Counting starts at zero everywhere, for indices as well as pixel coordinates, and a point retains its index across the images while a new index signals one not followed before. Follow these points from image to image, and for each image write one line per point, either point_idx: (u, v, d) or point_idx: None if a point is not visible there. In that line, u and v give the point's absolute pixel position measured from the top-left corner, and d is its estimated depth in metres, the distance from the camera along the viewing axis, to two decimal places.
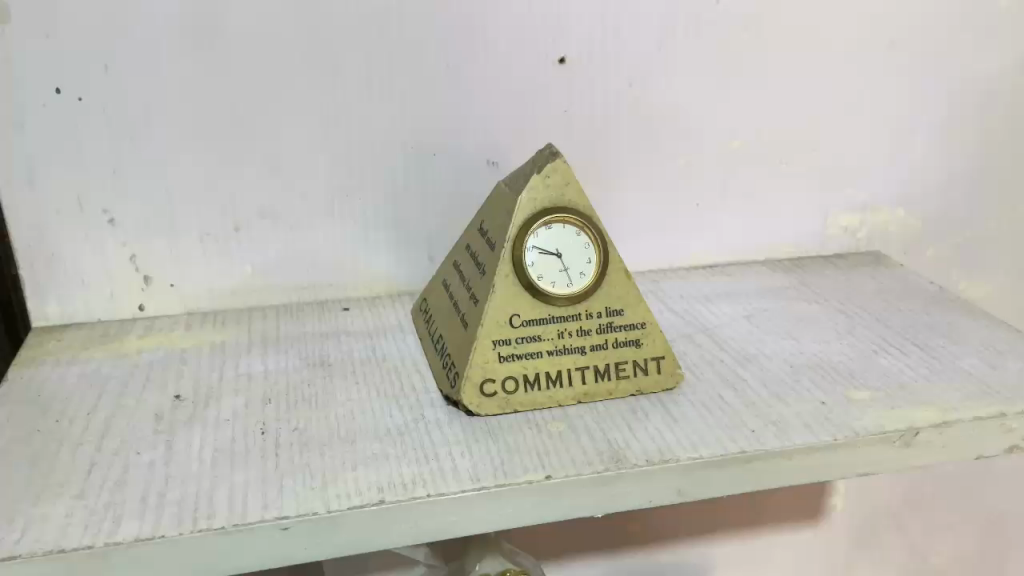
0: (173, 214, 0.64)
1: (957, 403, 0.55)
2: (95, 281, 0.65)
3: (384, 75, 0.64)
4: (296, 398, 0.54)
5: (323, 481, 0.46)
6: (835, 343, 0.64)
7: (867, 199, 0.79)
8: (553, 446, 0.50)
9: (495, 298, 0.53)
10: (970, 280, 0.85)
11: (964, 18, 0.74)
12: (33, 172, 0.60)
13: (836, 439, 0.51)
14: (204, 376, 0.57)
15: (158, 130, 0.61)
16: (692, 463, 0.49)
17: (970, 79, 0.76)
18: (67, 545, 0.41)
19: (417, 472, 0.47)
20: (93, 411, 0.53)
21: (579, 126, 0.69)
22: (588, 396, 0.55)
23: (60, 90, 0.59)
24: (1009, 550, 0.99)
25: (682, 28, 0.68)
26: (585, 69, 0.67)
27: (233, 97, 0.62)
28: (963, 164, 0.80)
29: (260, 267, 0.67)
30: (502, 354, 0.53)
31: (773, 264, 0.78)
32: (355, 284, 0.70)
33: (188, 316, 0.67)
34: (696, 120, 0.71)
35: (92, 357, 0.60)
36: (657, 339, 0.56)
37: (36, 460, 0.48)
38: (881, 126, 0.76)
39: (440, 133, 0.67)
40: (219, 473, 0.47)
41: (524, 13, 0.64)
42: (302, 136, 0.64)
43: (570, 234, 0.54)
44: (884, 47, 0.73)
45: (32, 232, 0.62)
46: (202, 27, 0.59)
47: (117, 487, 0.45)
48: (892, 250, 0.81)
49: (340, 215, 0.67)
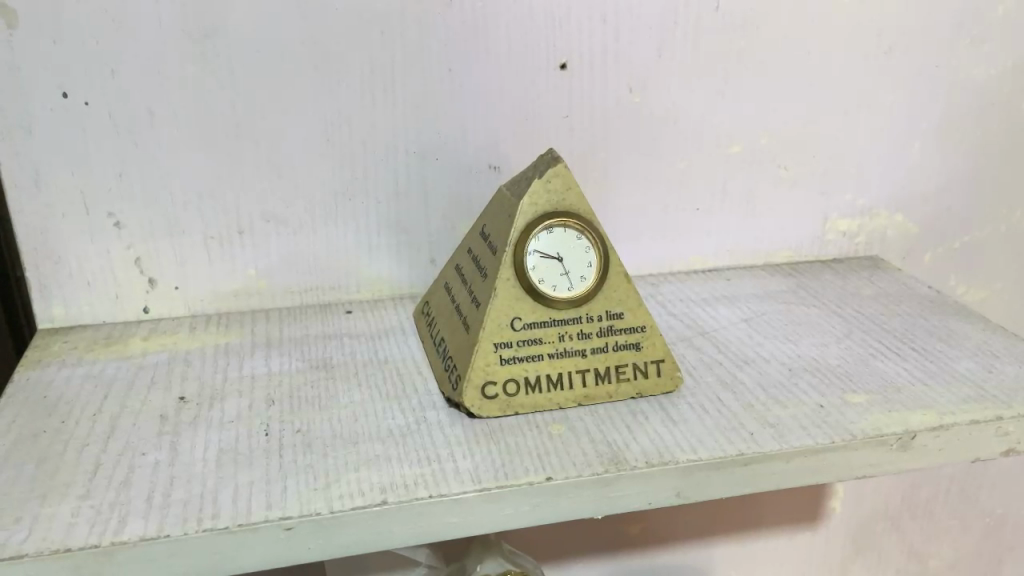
0: (177, 217, 0.65)
1: (952, 406, 0.55)
2: (101, 282, 0.66)
3: (387, 79, 0.64)
4: (299, 399, 0.55)
5: (326, 481, 0.47)
6: (833, 347, 0.64)
7: (866, 204, 0.79)
8: (554, 447, 0.51)
9: (495, 302, 0.53)
10: (969, 284, 0.86)
11: (964, 23, 0.74)
12: (39, 176, 0.61)
13: (833, 441, 0.51)
14: (208, 377, 0.58)
15: (163, 134, 0.62)
16: (690, 465, 0.49)
17: (970, 83, 0.77)
18: (73, 544, 0.42)
19: (419, 473, 0.48)
20: (98, 412, 0.54)
21: (580, 131, 0.70)
22: (588, 399, 0.55)
23: (67, 94, 0.60)
24: (1008, 551, 1.00)
25: (681, 36, 0.69)
26: (585, 75, 0.68)
27: (238, 101, 0.63)
28: (962, 167, 0.80)
29: (263, 270, 0.68)
30: (503, 357, 0.53)
31: (772, 268, 0.79)
32: (358, 286, 0.71)
33: (191, 318, 0.68)
34: (695, 126, 0.72)
35: (98, 358, 0.61)
36: (658, 342, 0.56)
37: (42, 460, 0.49)
38: (880, 129, 0.76)
39: (443, 137, 0.67)
40: (223, 474, 0.47)
41: (525, 20, 0.65)
42: (305, 139, 0.65)
43: (570, 238, 0.54)
44: (883, 53, 0.73)
45: (37, 235, 0.63)
46: (207, 31, 0.60)
47: (122, 487, 0.46)
48: (891, 253, 0.82)
49: (343, 218, 0.68)
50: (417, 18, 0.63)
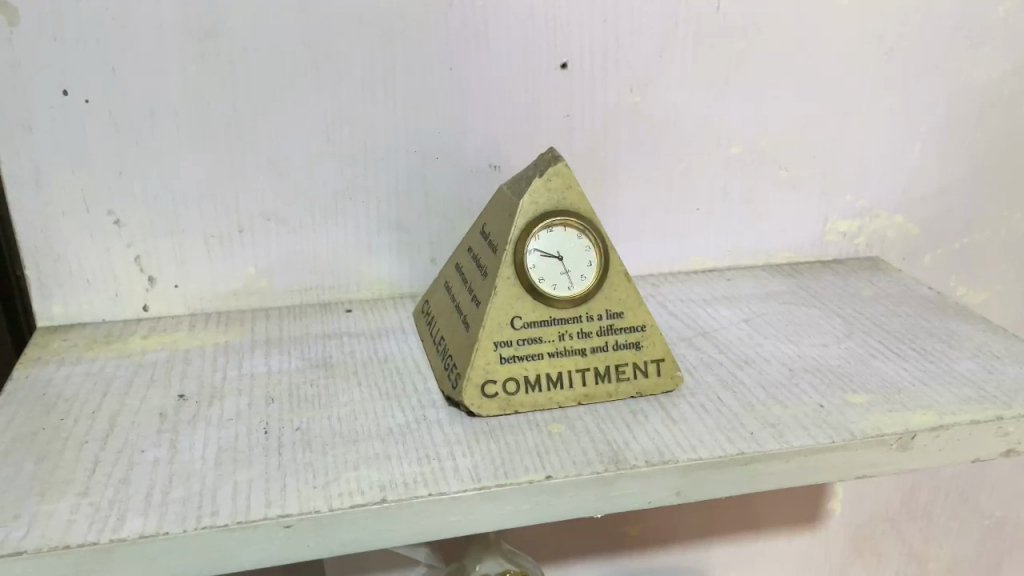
0: (178, 215, 0.65)
1: (952, 407, 0.55)
2: (101, 281, 0.66)
3: (388, 78, 0.64)
4: (298, 398, 0.55)
5: (326, 480, 0.47)
6: (833, 348, 0.64)
7: (866, 205, 0.79)
8: (554, 446, 0.50)
9: (496, 301, 0.53)
10: (968, 285, 0.86)
11: (963, 24, 0.74)
12: (40, 174, 0.61)
13: (833, 442, 0.51)
14: (207, 376, 0.58)
15: (164, 133, 0.62)
16: (691, 464, 0.49)
17: (969, 85, 0.77)
18: (72, 541, 0.42)
19: (419, 472, 0.48)
20: (97, 410, 0.54)
21: (580, 131, 0.70)
22: (588, 398, 0.55)
23: (67, 92, 0.60)
24: (1008, 554, 1.00)
25: (682, 37, 0.69)
26: (586, 75, 0.68)
27: (238, 99, 0.62)
28: (963, 168, 0.80)
29: (264, 268, 0.68)
30: (503, 356, 0.53)
31: (773, 269, 0.79)
32: (358, 286, 0.71)
33: (191, 317, 0.68)
34: (696, 126, 0.72)
35: (97, 356, 0.61)
36: (658, 342, 0.56)
37: (41, 457, 0.49)
38: (881, 130, 0.76)
39: (443, 137, 0.67)
40: (222, 472, 0.47)
41: (525, 20, 0.65)
42: (306, 138, 0.65)
43: (571, 237, 0.54)
44: (883, 55, 0.74)
45: (37, 233, 0.63)
46: (207, 30, 0.60)
47: (122, 484, 0.46)
48: (891, 254, 0.82)
49: (343, 217, 0.68)
50: (417, 17, 0.63)
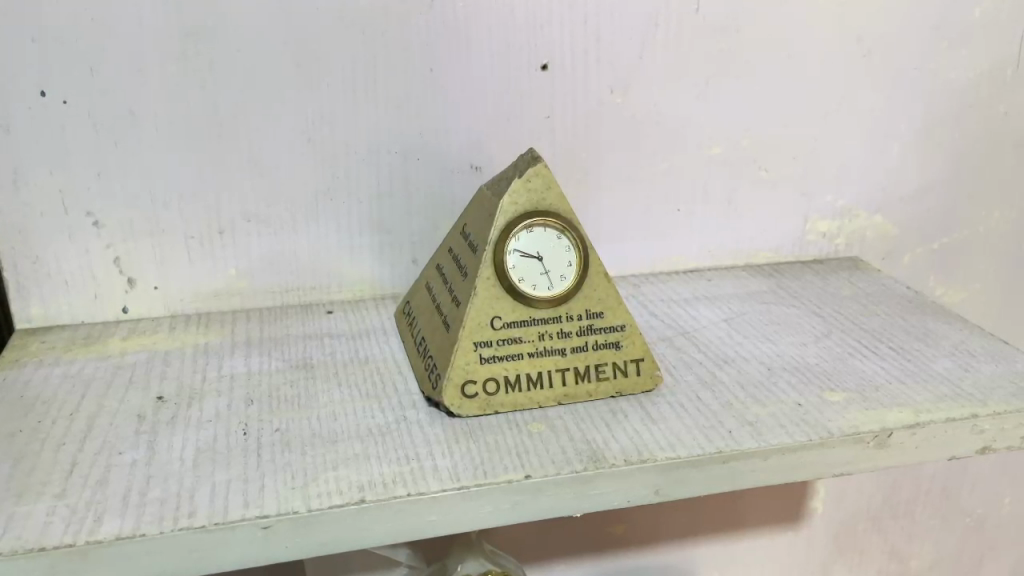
0: (157, 216, 0.65)
1: (928, 404, 0.56)
2: (80, 282, 0.65)
3: (370, 78, 0.65)
4: (277, 399, 0.55)
5: (304, 481, 0.47)
6: (812, 346, 0.65)
7: (846, 205, 0.80)
8: (533, 446, 0.51)
9: (476, 301, 0.53)
10: (947, 284, 0.87)
11: (941, 25, 0.75)
12: (18, 175, 0.61)
13: (810, 440, 0.51)
14: (187, 377, 0.58)
15: (144, 134, 0.62)
16: (669, 463, 0.49)
17: (946, 88, 0.78)
18: (47, 543, 0.41)
19: (398, 471, 0.48)
20: (76, 411, 0.54)
21: (562, 132, 0.70)
22: (568, 398, 0.55)
23: (45, 92, 0.59)
24: (988, 551, 1.01)
25: (662, 39, 0.69)
26: (567, 75, 0.68)
27: (220, 100, 0.62)
28: (942, 167, 0.81)
29: (244, 269, 0.68)
30: (484, 356, 0.54)
31: (755, 269, 0.79)
32: (340, 287, 0.70)
33: (172, 318, 0.67)
34: (678, 126, 0.72)
35: (75, 357, 0.61)
36: (638, 341, 0.57)
37: (18, 459, 0.48)
38: (861, 130, 0.77)
39: (425, 138, 0.67)
40: (200, 473, 0.47)
41: (506, 20, 0.65)
42: (288, 139, 0.65)
43: (551, 237, 0.55)
44: (862, 56, 0.74)
45: (16, 234, 0.63)
46: (188, 31, 0.60)
47: (99, 486, 0.46)
48: (870, 254, 0.83)
49: (325, 218, 0.68)
50: (398, 19, 0.63)
